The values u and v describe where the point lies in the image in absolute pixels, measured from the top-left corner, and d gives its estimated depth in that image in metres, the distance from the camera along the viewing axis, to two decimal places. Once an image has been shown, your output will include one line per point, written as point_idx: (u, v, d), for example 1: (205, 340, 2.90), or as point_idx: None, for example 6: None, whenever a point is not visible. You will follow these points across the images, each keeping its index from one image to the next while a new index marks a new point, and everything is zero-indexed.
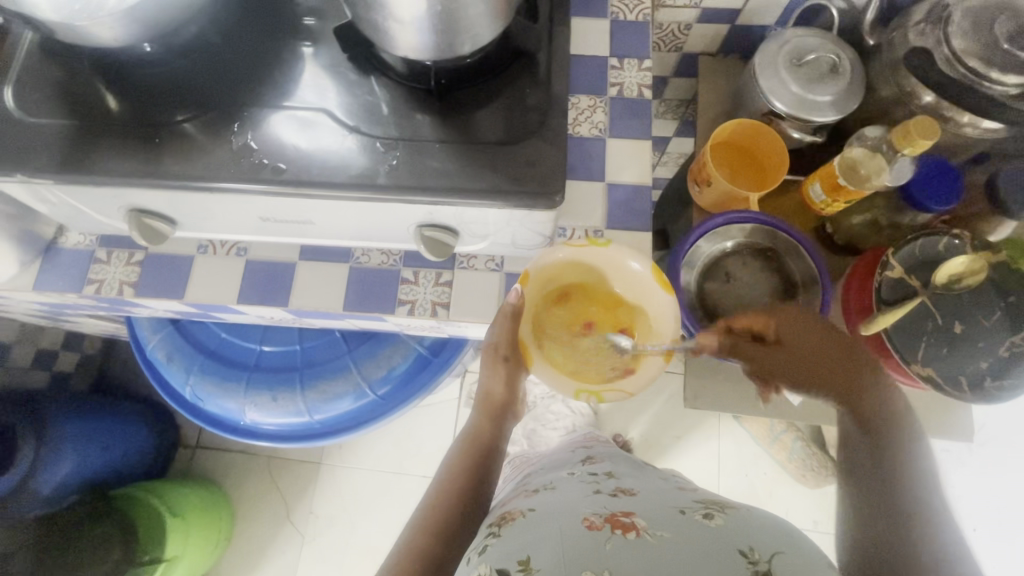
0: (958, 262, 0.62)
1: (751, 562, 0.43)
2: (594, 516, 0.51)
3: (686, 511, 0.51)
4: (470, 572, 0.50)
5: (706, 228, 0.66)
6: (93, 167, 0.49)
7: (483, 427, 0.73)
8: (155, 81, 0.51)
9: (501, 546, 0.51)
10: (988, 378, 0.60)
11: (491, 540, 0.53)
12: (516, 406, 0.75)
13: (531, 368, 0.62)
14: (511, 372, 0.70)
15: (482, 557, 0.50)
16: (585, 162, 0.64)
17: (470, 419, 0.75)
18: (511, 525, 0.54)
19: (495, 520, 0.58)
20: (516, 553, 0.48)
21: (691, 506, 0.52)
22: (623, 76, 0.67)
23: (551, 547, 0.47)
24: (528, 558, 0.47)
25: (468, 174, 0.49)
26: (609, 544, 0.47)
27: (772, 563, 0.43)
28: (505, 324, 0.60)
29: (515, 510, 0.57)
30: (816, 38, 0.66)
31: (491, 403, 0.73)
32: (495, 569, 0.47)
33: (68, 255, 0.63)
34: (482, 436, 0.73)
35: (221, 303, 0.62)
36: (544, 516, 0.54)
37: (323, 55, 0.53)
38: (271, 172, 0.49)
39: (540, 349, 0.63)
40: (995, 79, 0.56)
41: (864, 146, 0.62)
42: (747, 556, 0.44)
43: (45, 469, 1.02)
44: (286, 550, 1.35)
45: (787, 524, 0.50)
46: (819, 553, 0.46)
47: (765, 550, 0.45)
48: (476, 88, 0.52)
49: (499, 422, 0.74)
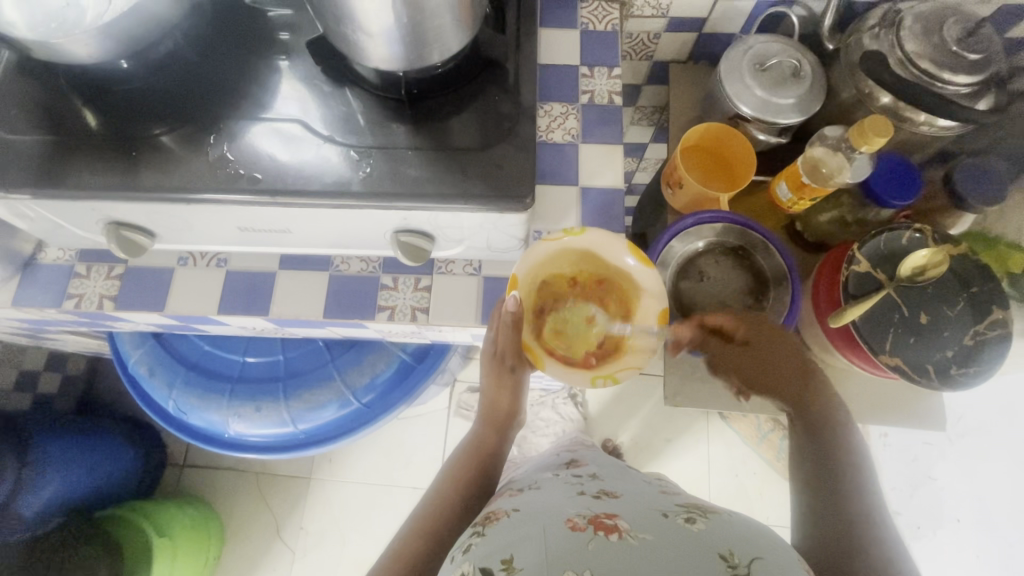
0: (921, 254, 0.64)
1: (730, 566, 0.44)
2: (577, 517, 0.52)
3: (669, 515, 0.52)
4: (453, 570, 0.50)
5: (678, 228, 0.68)
6: (73, 181, 0.50)
7: (489, 439, 0.75)
8: (134, 97, 0.52)
9: (485, 545, 0.51)
10: (954, 366, 0.62)
11: (475, 538, 0.53)
12: (519, 416, 0.77)
13: (544, 368, 0.63)
14: (516, 378, 0.73)
15: (466, 556, 0.51)
16: (559, 167, 0.66)
17: (475, 432, 0.76)
18: (495, 524, 0.55)
19: (479, 519, 0.58)
20: (499, 552, 0.49)
21: (673, 510, 0.53)
22: (593, 84, 0.69)
23: (534, 547, 0.48)
24: (511, 557, 0.48)
25: (441, 179, 0.51)
26: (591, 545, 0.47)
27: (751, 568, 0.44)
28: (507, 332, 0.61)
29: (500, 510, 0.58)
30: (778, 43, 0.68)
31: (497, 415, 0.74)
32: (478, 568, 0.48)
33: (48, 271, 0.63)
34: (486, 448, 0.74)
35: (202, 314, 0.63)
36: (529, 516, 0.54)
37: (298, 67, 0.54)
38: (248, 181, 0.50)
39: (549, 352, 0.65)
40: (945, 79, 0.59)
41: (826, 145, 0.64)
42: (727, 560, 0.45)
43: (29, 489, 1.01)
44: (276, 566, 1.33)
45: (768, 529, 0.51)
46: (797, 558, 0.47)
47: (745, 555, 0.45)
48: (448, 97, 0.54)
49: (503, 433, 0.75)
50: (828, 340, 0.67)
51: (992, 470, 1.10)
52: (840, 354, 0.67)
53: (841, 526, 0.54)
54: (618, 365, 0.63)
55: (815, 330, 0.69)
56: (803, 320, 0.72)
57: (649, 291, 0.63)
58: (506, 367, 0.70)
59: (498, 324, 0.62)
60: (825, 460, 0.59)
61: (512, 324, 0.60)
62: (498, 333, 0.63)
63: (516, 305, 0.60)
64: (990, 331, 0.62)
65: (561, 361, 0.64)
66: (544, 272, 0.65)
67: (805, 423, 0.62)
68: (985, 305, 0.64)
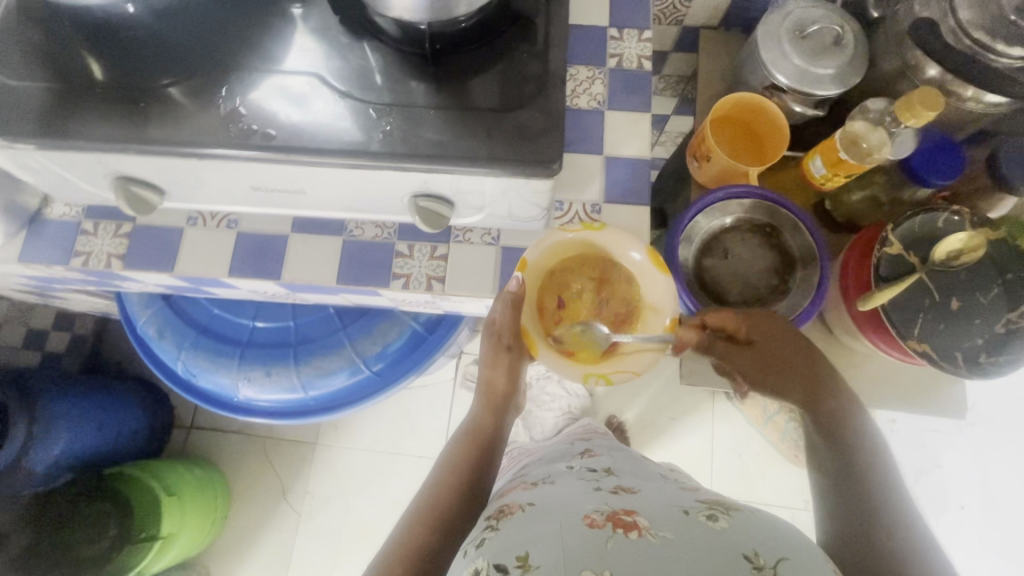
0: (957, 238, 0.61)
1: (755, 567, 0.43)
2: (595, 514, 0.51)
3: (690, 512, 0.51)
4: (468, 565, 0.50)
5: (704, 203, 0.65)
6: (79, 132, 0.48)
7: (485, 420, 0.74)
8: (140, 44, 0.50)
9: (499, 540, 0.51)
10: (983, 354, 0.60)
11: (490, 533, 0.53)
12: (517, 397, 0.77)
13: (538, 356, 0.62)
14: (512, 360, 0.72)
15: (480, 551, 0.51)
16: (583, 134, 0.63)
17: (472, 412, 0.75)
18: (510, 519, 0.54)
19: (493, 513, 0.57)
20: (515, 548, 0.48)
21: (694, 507, 0.52)
22: (622, 47, 0.65)
23: (551, 544, 0.47)
24: (526, 554, 0.47)
25: (464, 142, 0.48)
26: (610, 543, 0.47)
27: (776, 568, 0.43)
28: (506, 313, 0.60)
29: (514, 504, 0.57)
30: (820, 9, 0.64)
31: (493, 393, 0.74)
32: (494, 564, 0.48)
33: (54, 227, 0.61)
34: (483, 430, 0.73)
35: (212, 276, 0.61)
36: (545, 511, 0.53)
37: (313, 18, 0.51)
38: (261, 138, 0.48)
39: (546, 340, 0.63)
40: (999, 51, 0.55)
41: (867, 119, 0.61)
42: (753, 561, 0.44)
43: (39, 446, 1.01)
44: (283, 528, 1.36)
45: (793, 528, 0.50)
46: (824, 558, 0.46)
47: (771, 555, 0.45)
48: (471, 55, 0.51)
49: (503, 417, 0.75)
50: (853, 322, 0.65)
51: (998, 455, 1.13)
52: (866, 338, 0.65)
53: (864, 524, 0.53)
54: (612, 366, 0.61)
55: (840, 314, 0.67)
56: (828, 303, 0.70)
57: (661, 291, 0.61)
58: (503, 347, 0.70)
59: (496, 303, 0.60)
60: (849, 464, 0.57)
61: (512, 304, 0.59)
62: (498, 313, 0.61)
63: (518, 287, 0.59)
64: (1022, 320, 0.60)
65: (558, 352, 0.63)
66: (556, 259, 0.64)
67: (821, 432, 0.60)
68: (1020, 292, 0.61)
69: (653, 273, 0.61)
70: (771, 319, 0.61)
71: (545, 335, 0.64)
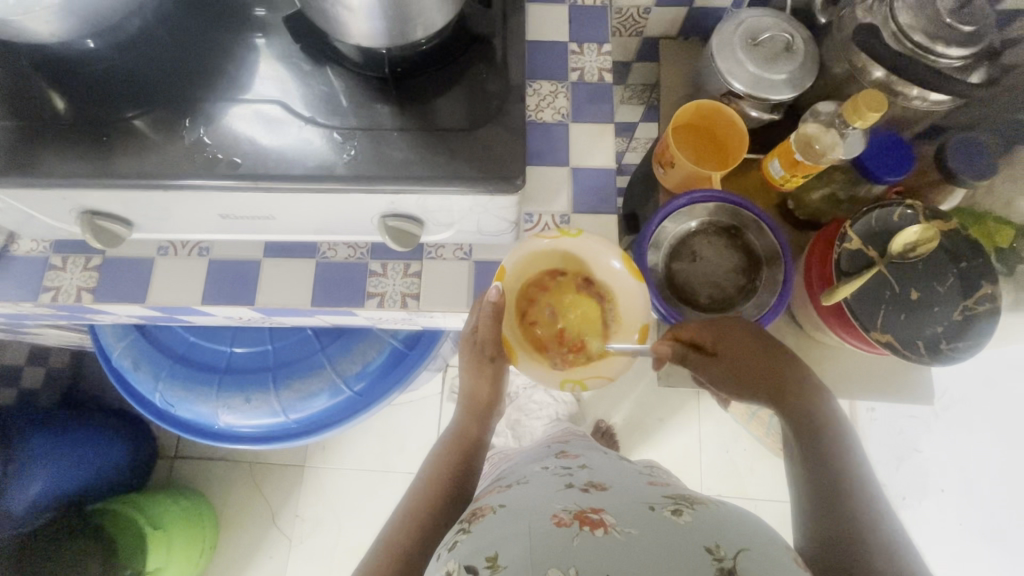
0: (910, 231, 0.64)
1: (717, 559, 0.45)
2: (563, 512, 0.51)
3: (656, 507, 0.52)
4: (440, 568, 0.51)
5: (669, 209, 0.67)
6: (42, 169, 0.48)
7: (469, 428, 0.76)
8: (101, 81, 0.50)
9: (470, 542, 0.51)
10: (944, 341, 0.62)
11: (461, 535, 0.54)
12: (500, 404, 0.79)
13: (518, 365, 0.64)
14: (496, 368, 0.73)
15: (452, 554, 0.51)
16: (548, 147, 0.64)
17: (456, 421, 0.77)
18: (482, 520, 0.55)
19: (467, 515, 0.58)
20: (485, 549, 0.49)
21: (660, 501, 0.53)
22: (583, 61, 0.67)
23: (519, 543, 0.48)
24: (496, 554, 0.48)
25: (429, 161, 0.49)
26: (577, 540, 0.47)
27: (737, 559, 0.45)
28: (487, 323, 0.61)
29: (487, 506, 0.58)
30: (769, 18, 0.67)
31: (476, 404, 0.75)
32: (464, 566, 0.48)
33: (21, 263, 0.61)
34: (467, 438, 0.75)
35: (185, 304, 0.61)
36: (515, 511, 0.54)
37: (274, 46, 0.52)
38: (226, 166, 0.48)
39: (527, 349, 0.65)
40: (938, 52, 0.57)
41: (819, 121, 0.64)
42: (714, 553, 0.45)
43: (15, 485, 0.99)
44: (273, 553, 1.34)
45: (756, 519, 0.51)
46: (784, 548, 0.48)
47: (731, 547, 0.46)
48: (433, 77, 0.52)
49: (486, 423, 0.77)
50: (818, 317, 0.67)
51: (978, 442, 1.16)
52: (832, 332, 0.67)
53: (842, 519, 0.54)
54: (590, 370, 0.62)
55: (807, 309, 0.69)
56: (796, 299, 0.72)
57: (636, 299, 0.61)
58: (486, 358, 0.71)
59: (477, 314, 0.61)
60: (825, 456, 0.58)
61: (493, 314, 0.60)
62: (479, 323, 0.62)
63: (499, 296, 0.59)
64: (978, 306, 0.63)
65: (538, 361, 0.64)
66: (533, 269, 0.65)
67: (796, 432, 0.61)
68: (975, 281, 0.64)
69: (628, 280, 0.61)
70: (739, 331, 0.63)
71: (527, 343, 0.65)
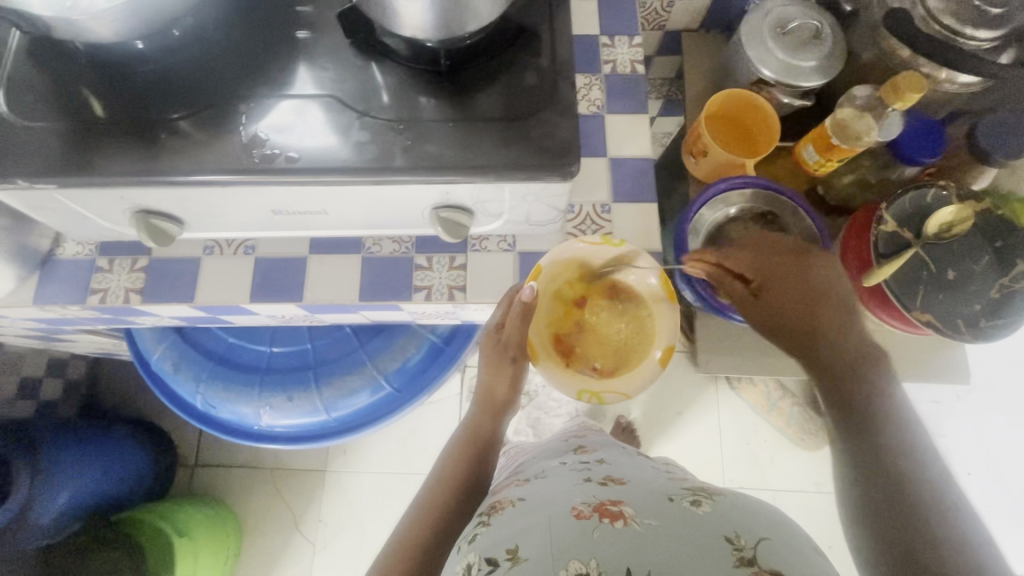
0: (947, 212, 0.65)
1: (737, 548, 0.44)
2: (582, 505, 0.51)
3: (675, 498, 0.52)
4: (459, 560, 0.51)
5: (705, 196, 0.69)
6: (101, 169, 0.48)
7: (482, 422, 0.75)
8: (153, 81, 0.50)
9: (491, 534, 0.52)
10: (983, 318, 0.63)
11: (481, 528, 0.54)
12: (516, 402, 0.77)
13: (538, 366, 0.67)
14: (516, 369, 0.72)
15: (472, 546, 0.52)
16: (585, 138, 0.65)
17: (470, 415, 0.76)
18: (502, 513, 0.55)
19: (486, 507, 0.58)
20: (505, 542, 0.49)
21: (679, 493, 0.53)
22: (615, 53, 0.68)
23: (539, 536, 0.48)
24: (516, 546, 0.48)
25: (480, 151, 0.50)
26: (597, 533, 0.47)
27: (756, 549, 0.44)
28: (515, 319, 0.62)
29: (506, 499, 0.58)
30: (797, 6, 0.68)
31: (493, 402, 0.74)
32: (484, 558, 0.49)
33: (67, 266, 0.61)
34: (481, 433, 0.74)
35: (233, 302, 0.61)
36: (534, 504, 0.54)
37: (323, 41, 0.52)
38: (284, 161, 0.48)
39: (550, 352, 0.68)
40: (969, 35, 0.58)
41: (856, 105, 0.64)
42: (733, 542, 0.45)
43: (43, 498, 1.01)
44: (298, 559, 1.33)
45: (778, 511, 0.50)
46: (806, 542, 0.47)
47: (751, 537, 0.45)
48: (479, 69, 0.53)
49: (502, 419, 0.76)
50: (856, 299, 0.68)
51: (999, 421, 1.18)
52: (872, 313, 0.68)
53: None
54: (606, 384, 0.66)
55: None
56: None
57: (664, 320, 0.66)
58: (508, 356, 0.70)
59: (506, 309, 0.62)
60: None
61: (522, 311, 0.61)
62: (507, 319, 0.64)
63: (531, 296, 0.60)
64: (1015, 283, 0.64)
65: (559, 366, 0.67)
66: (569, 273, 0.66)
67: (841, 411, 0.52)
68: (1011, 258, 0.65)
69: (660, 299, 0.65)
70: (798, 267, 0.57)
71: (551, 346, 0.68)
